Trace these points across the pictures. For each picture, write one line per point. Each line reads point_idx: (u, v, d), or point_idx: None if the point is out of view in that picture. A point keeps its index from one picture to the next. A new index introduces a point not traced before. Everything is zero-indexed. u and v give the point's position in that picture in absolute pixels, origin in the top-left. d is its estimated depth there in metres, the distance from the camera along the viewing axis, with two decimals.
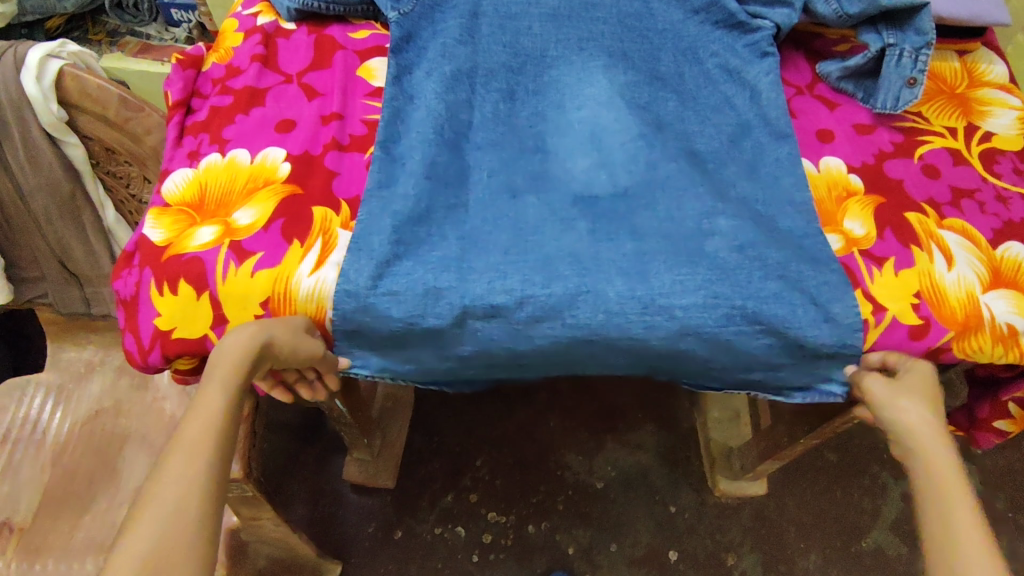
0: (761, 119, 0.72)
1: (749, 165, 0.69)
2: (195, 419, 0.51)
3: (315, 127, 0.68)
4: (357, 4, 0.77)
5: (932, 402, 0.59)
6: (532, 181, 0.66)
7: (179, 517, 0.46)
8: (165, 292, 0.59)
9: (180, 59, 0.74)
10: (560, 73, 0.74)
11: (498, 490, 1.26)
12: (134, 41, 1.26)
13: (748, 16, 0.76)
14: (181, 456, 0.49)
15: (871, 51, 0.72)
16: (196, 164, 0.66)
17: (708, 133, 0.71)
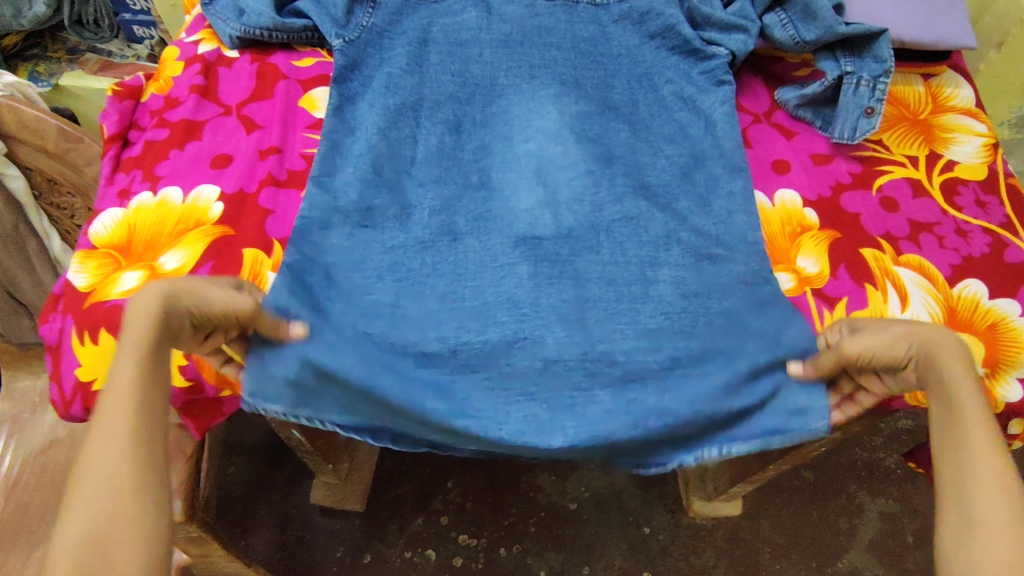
0: (714, 147, 0.69)
1: (701, 198, 0.66)
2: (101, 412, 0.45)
3: (252, 162, 0.66)
4: (301, 31, 0.75)
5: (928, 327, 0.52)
6: (472, 219, 0.64)
7: (100, 519, 0.41)
8: (86, 341, 0.57)
9: (118, 89, 0.72)
10: (508, 104, 0.71)
11: (469, 513, 1.24)
12: (94, 58, 1.23)
13: (704, 43, 0.73)
14: (104, 448, 0.43)
15: (828, 80, 0.70)
16: (126, 204, 0.64)
17: (661, 164, 0.68)
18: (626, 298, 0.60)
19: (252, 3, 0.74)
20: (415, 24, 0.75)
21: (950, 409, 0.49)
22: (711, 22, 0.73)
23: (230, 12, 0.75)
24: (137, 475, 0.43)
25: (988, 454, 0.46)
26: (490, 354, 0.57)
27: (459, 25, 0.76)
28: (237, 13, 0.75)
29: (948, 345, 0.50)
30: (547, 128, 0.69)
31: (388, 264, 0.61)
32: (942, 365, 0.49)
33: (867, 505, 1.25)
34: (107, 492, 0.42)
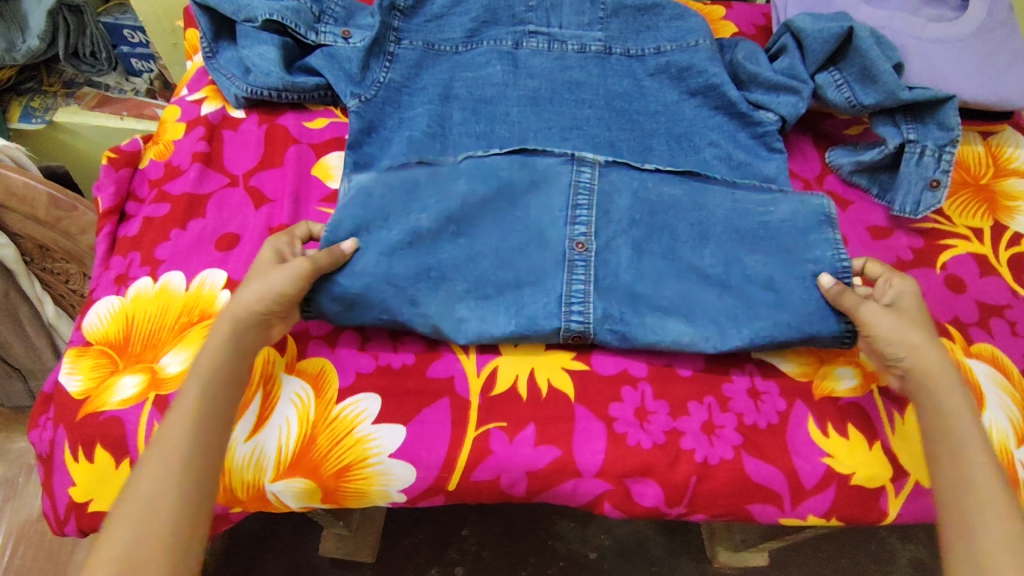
0: (779, 211, 0.59)
1: (783, 259, 0.57)
2: (180, 407, 0.46)
3: (262, 242, 0.61)
4: (313, 91, 0.69)
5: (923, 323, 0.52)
6: (503, 311, 0.55)
7: (161, 501, 0.42)
8: (80, 458, 0.52)
9: (113, 157, 0.67)
10: (543, 168, 0.61)
11: (486, 566, 0.94)
12: (92, 92, 1.17)
13: (750, 106, 0.68)
14: (176, 440, 0.44)
15: (888, 147, 0.65)
16: (123, 292, 0.58)
17: (724, 227, 0.59)
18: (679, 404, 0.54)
19: (259, 61, 0.68)
20: (437, 78, 0.70)
21: (952, 441, 0.46)
22: (757, 81, 0.69)
23: (234, 71, 0.69)
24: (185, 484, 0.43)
25: (994, 493, 0.44)
26: (532, 472, 0.52)
27: (482, 80, 0.70)
28: (241, 73, 0.69)
29: (939, 371, 0.49)
30: (590, 200, 0.59)
31: (413, 361, 0.55)
32: (927, 382, 0.49)
33: (897, 551, 0.96)
34: (172, 480, 0.43)
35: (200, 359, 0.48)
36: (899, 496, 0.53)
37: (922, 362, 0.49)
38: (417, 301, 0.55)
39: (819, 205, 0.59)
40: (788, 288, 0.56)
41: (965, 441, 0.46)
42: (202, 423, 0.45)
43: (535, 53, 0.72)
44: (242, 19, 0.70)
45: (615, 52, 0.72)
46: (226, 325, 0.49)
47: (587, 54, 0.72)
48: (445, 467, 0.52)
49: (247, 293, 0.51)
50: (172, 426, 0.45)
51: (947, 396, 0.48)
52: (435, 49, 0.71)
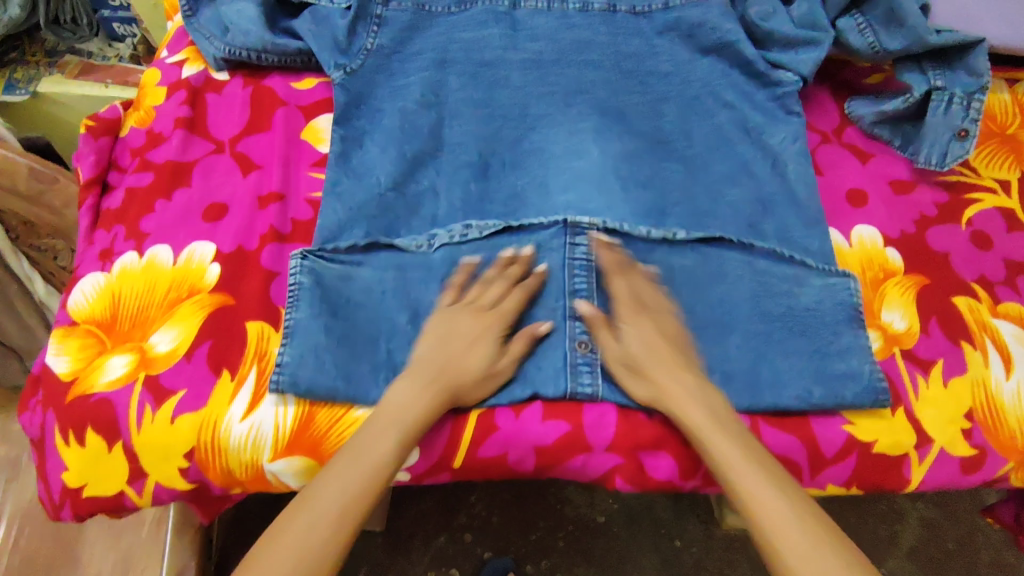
0: (804, 296, 0.54)
1: (816, 351, 0.52)
2: (331, 479, 0.45)
3: (251, 212, 0.58)
4: (295, 54, 0.65)
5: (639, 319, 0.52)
6: (483, 374, 0.50)
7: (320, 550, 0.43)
8: (72, 442, 0.50)
9: (92, 125, 0.63)
10: (525, 248, 0.55)
11: (495, 529, 0.93)
12: (74, 60, 1.13)
13: (769, 66, 0.65)
14: (353, 480, 0.45)
15: (913, 96, 0.62)
16: (109, 268, 0.56)
17: (749, 309, 0.53)
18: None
19: (238, 19, 0.64)
20: (430, 42, 0.66)
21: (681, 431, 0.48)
22: (774, 39, 0.65)
23: (214, 31, 0.66)
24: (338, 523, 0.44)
25: (748, 479, 0.45)
26: (540, 447, 0.50)
27: (479, 42, 0.66)
28: (222, 31, 0.65)
29: (704, 425, 0.47)
30: (589, 279, 0.54)
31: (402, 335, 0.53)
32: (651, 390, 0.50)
33: (908, 510, 0.94)
34: (334, 537, 0.44)
35: (393, 411, 0.47)
36: (923, 464, 0.52)
37: (691, 414, 0.48)
38: None
39: (846, 289, 0.54)
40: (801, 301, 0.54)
41: (737, 481, 0.45)
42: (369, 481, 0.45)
43: (534, 13, 0.68)
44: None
45: (620, 9, 0.69)
46: (432, 369, 0.49)
47: (591, 12, 0.69)
48: (450, 444, 0.50)
49: (430, 350, 0.50)
50: (318, 505, 0.44)
51: (721, 442, 0.47)
52: (426, 10, 0.67)
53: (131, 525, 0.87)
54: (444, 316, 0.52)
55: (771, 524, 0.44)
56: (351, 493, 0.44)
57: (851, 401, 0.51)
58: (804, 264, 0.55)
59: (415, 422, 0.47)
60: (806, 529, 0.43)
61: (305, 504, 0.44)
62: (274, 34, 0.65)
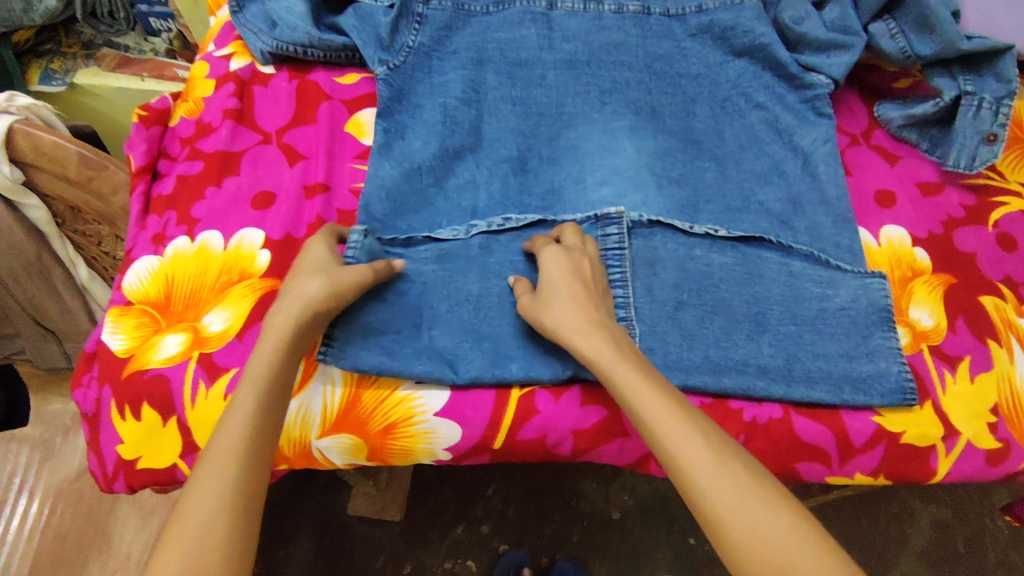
0: (839, 298, 0.56)
1: (844, 354, 0.55)
2: (211, 455, 0.42)
3: (298, 201, 0.60)
4: (340, 50, 0.67)
5: (577, 289, 0.49)
6: (526, 358, 0.52)
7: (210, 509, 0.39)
8: (128, 416, 0.52)
9: (143, 114, 0.65)
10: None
11: (511, 522, 0.95)
12: (110, 53, 1.16)
13: (801, 68, 0.66)
14: (229, 437, 0.42)
15: (943, 100, 0.63)
16: (161, 251, 0.58)
17: (781, 312, 0.56)
18: (733, 381, 0.52)
19: (286, 15, 0.66)
20: (468, 41, 0.68)
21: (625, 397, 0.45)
22: (806, 42, 0.66)
23: (259, 24, 0.67)
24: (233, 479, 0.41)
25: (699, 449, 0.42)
26: (578, 431, 0.52)
27: (515, 42, 0.69)
28: (266, 26, 0.67)
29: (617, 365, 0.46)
30: (623, 269, 0.56)
31: None
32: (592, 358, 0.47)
33: (919, 512, 0.94)
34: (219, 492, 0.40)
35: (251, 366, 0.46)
36: (949, 456, 0.54)
37: (594, 349, 0.47)
38: (455, 365, 0.52)
39: (881, 290, 0.57)
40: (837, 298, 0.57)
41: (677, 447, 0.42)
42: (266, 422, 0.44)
43: (570, 14, 0.71)
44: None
45: (654, 12, 0.71)
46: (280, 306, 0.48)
47: (624, 14, 0.71)
48: (491, 425, 0.51)
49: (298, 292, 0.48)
50: (219, 445, 0.42)
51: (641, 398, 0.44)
52: (465, 10, 0.69)
53: (163, 503, 0.90)
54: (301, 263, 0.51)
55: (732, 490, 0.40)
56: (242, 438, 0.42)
57: (880, 399, 0.53)
58: (839, 268, 0.58)
59: (276, 378, 0.45)
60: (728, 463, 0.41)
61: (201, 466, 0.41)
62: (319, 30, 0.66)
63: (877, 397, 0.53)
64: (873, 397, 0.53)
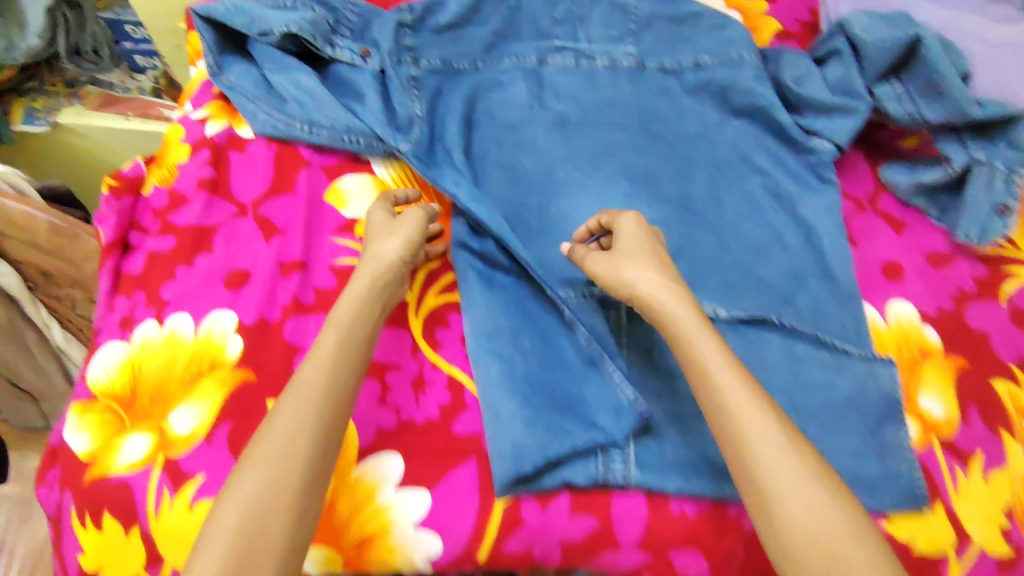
0: (844, 386, 0.54)
1: (852, 452, 0.51)
2: (299, 384, 0.44)
3: (273, 281, 0.57)
4: (342, 134, 0.63)
5: (658, 258, 0.50)
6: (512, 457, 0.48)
7: (296, 442, 0.41)
8: (89, 525, 0.49)
9: (114, 185, 0.62)
10: (551, 329, 0.56)
11: None
12: (95, 91, 1.12)
13: (803, 132, 0.63)
14: (315, 372, 0.44)
15: (953, 170, 0.61)
16: (129, 338, 0.55)
17: (784, 403, 0.52)
18: (734, 485, 0.49)
19: (295, 90, 0.65)
20: (460, 96, 0.66)
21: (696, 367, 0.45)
22: (808, 105, 0.64)
23: (253, 93, 0.65)
24: (319, 413, 0.43)
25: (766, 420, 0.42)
26: (566, 542, 0.49)
27: (508, 102, 0.67)
28: (261, 96, 0.65)
29: (713, 355, 0.44)
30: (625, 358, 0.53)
31: (439, 414, 0.52)
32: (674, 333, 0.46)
33: None
34: (303, 422, 0.42)
35: (339, 309, 0.48)
36: (960, 563, 0.50)
37: (682, 322, 0.46)
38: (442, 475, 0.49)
39: (888, 377, 0.54)
40: (843, 387, 0.54)
41: (745, 423, 0.42)
42: (336, 381, 0.45)
43: (561, 70, 0.69)
44: (256, 34, 0.65)
45: (649, 67, 0.69)
46: (367, 275, 0.50)
47: (619, 70, 0.69)
48: (474, 537, 0.48)
49: (383, 251, 0.52)
50: (306, 377, 0.44)
51: (722, 373, 0.43)
52: (453, 68, 0.68)
53: None
54: (376, 219, 0.55)
55: (797, 471, 0.40)
56: (330, 375, 0.44)
57: (890, 505, 0.49)
58: (844, 350, 0.55)
59: (354, 326, 0.48)
60: (810, 476, 0.40)
61: (290, 394, 0.43)
62: (317, 99, 0.64)
63: (888, 501, 0.50)
64: (882, 500, 0.49)
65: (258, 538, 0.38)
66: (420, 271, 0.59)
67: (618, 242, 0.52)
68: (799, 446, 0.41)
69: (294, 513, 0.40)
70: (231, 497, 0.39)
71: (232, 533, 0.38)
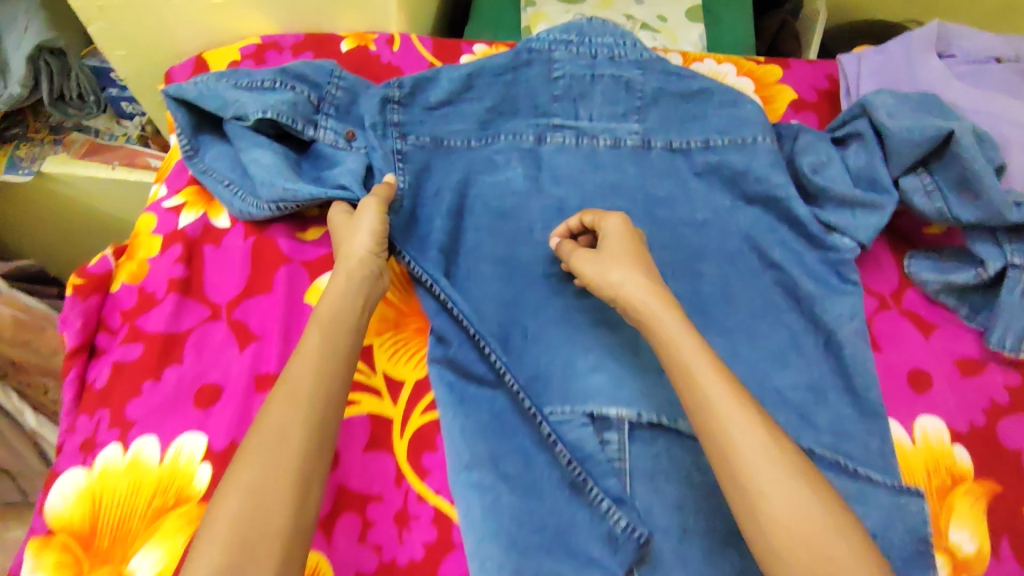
0: (871, 520, 0.48)
1: None
2: (287, 381, 0.42)
3: (246, 398, 0.53)
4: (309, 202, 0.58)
5: (641, 259, 0.51)
6: None
7: (290, 439, 0.40)
8: None
9: (79, 283, 0.58)
10: (544, 456, 0.51)
11: None
12: (81, 138, 1.08)
13: (823, 228, 0.59)
14: (303, 371, 0.43)
15: (986, 274, 0.56)
16: (91, 462, 0.51)
17: None
18: None
19: (255, 167, 0.59)
20: (450, 179, 0.61)
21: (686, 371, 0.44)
22: (828, 196, 0.59)
23: (231, 177, 0.61)
24: (311, 411, 0.41)
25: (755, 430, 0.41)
26: None
27: (502, 187, 0.62)
28: (238, 179, 0.61)
29: (705, 369, 0.43)
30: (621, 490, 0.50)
31: (423, 555, 0.48)
32: (662, 340, 0.46)
33: None
34: (297, 418, 0.41)
35: (322, 308, 0.47)
36: None
37: (667, 326, 0.46)
38: None
39: (918, 511, 0.49)
40: (873, 522, 0.48)
41: (738, 436, 0.41)
42: (326, 379, 0.43)
43: (560, 149, 0.64)
44: (231, 116, 0.61)
45: (655, 145, 0.64)
46: (344, 271, 0.49)
47: (622, 149, 0.64)
48: None
49: (357, 248, 0.51)
50: (297, 374, 0.42)
51: (709, 378, 0.43)
52: (443, 146, 0.63)
53: None
54: (345, 221, 0.54)
55: (793, 485, 0.39)
56: (317, 374, 0.43)
57: None
58: (867, 476, 0.51)
59: (337, 322, 0.46)
60: (804, 489, 0.39)
61: (280, 390, 0.42)
62: (293, 180, 0.58)
63: None
64: None
65: (259, 538, 0.36)
66: (405, 385, 0.55)
67: (603, 243, 0.52)
68: (787, 454, 0.41)
69: (293, 512, 0.38)
70: (225, 498, 0.37)
71: (230, 533, 0.36)
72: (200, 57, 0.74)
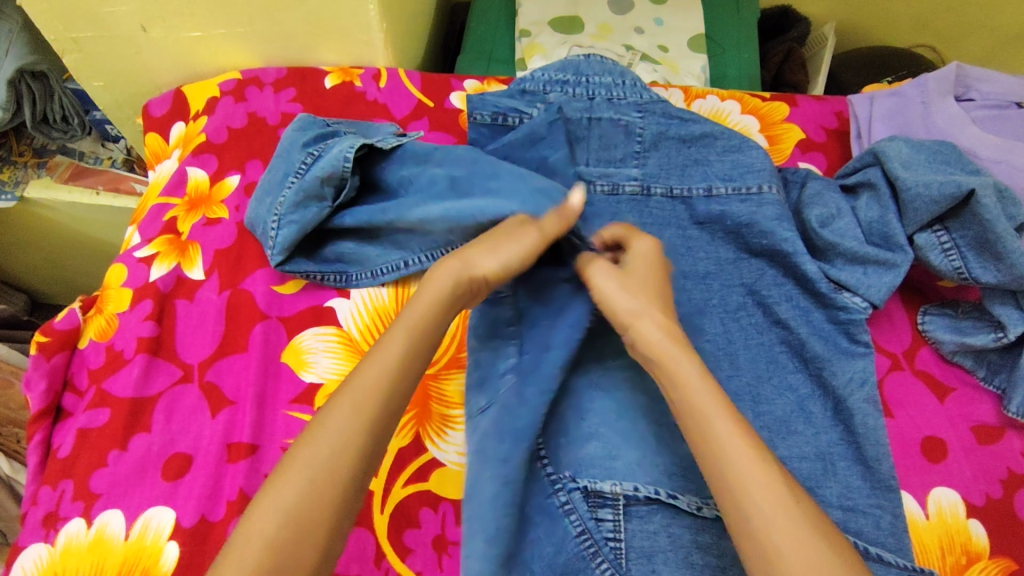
0: None
1: None
2: (353, 385, 0.40)
3: (217, 469, 0.49)
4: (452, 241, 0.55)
5: (664, 298, 0.49)
6: None
7: (340, 454, 0.38)
8: None
9: (45, 341, 0.55)
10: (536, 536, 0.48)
11: None
12: (65, 161, 1.03)
13: (832, 286, 0.55)
14: (368, 379, 0.41)
15: (1006, 338, 0.53)
16: (53, 538, 0.48)
17: None
18: None
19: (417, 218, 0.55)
20: None
21: (696, 415, 0.41)
22: (838, 252, 0.56)
23: (398, 258, 0.57)
24: (369, 425, 0.39)
25: (762, 473, 0.38)
26: None
27: None
28: (406, 254, 0.57)
29: (708, 403, 0.41)
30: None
31: None
32: (668, 378, 0.44)
33: None
34: (351, 433, 0.38)
35: (409, 309, 0.45)
36: None
37: (680, 365, 0.43)
38: None
39: None
40: None
41: (741, 477, 0.38)
42: (391, 392, 0.41)
43: None
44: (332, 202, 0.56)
45: (655, 192, 0.60)
46: (452, 275, 0.46)
47: (620, 196, 0.60)
48: None
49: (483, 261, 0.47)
50: (362, 381, 0.40)
51: (715, 413, 0.41)
52: None
53: None
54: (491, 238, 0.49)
55: (803, 535, 0.36)
56: (383, 385, 0.40)
57: None
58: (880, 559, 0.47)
59: (423, 325, 0.44)
60: (816, 540, 0.36)
61: (341, 395, 0.40)
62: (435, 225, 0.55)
63: None
64: None
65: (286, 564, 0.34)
66: (386, 455, 0.51)
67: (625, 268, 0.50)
68: (800, 499, 0.38)
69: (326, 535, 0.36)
70: (261, 511, 0.36)
71: (262, 547, 0.34)
72: (179, 92, 0.71)
